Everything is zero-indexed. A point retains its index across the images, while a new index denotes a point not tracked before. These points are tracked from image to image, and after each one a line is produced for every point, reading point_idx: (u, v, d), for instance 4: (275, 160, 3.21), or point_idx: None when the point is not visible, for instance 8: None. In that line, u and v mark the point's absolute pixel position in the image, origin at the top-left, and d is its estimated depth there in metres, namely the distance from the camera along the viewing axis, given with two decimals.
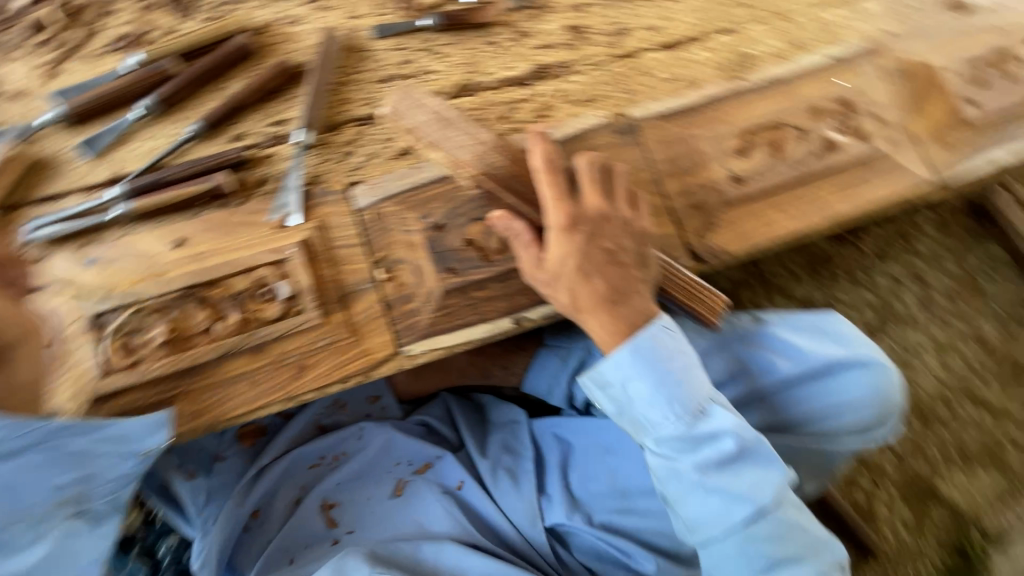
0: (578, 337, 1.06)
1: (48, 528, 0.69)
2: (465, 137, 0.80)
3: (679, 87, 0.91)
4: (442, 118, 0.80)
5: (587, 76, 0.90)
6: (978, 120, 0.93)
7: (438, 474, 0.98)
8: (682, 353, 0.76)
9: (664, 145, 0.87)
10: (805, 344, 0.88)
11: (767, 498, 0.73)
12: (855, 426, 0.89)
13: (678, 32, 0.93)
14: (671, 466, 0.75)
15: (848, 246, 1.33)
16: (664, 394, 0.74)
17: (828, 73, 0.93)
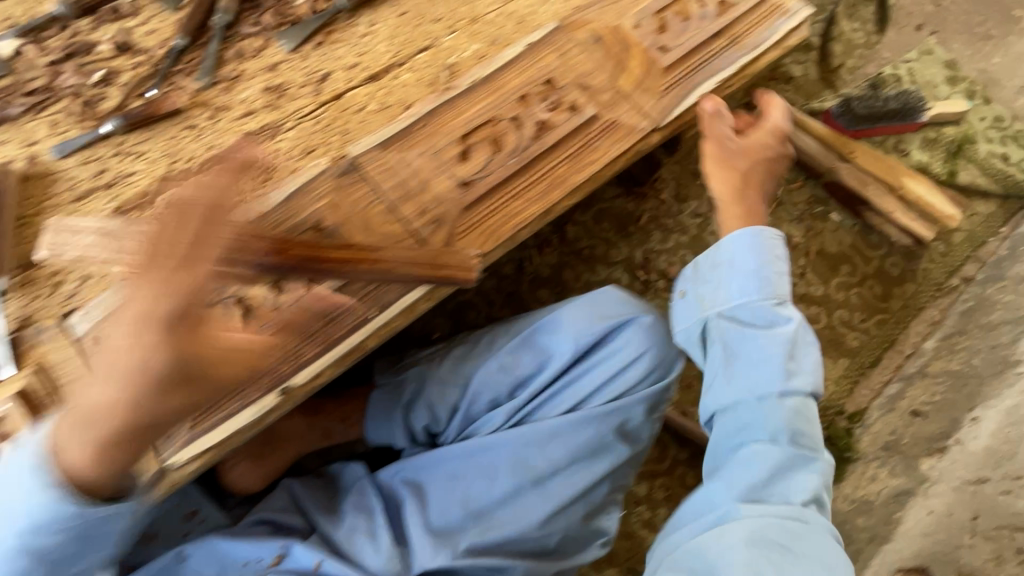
0: (406, 369, 1.15)
1: None
2: (135, 238, 0.71)
3: (393, 114, 0.92)
4: (103, 234, 0.71)
5: (297, 130, 0.89)
6: (674, 62, 1.00)
7: (293, 563, 0.94)
8: (784, 259, 0.92)
9: (388, 174, 0.88)
10: (581, 321, 1.06)
11: (781, 392, 0.85)
12: (643, 376, 1.03)
13: (377, 63, 0.95)
14: (752, 343, 0.87)
15: (649, 199, 1.39)
16: (761, 279, 0.89)
17: (529, 60, 0.98)
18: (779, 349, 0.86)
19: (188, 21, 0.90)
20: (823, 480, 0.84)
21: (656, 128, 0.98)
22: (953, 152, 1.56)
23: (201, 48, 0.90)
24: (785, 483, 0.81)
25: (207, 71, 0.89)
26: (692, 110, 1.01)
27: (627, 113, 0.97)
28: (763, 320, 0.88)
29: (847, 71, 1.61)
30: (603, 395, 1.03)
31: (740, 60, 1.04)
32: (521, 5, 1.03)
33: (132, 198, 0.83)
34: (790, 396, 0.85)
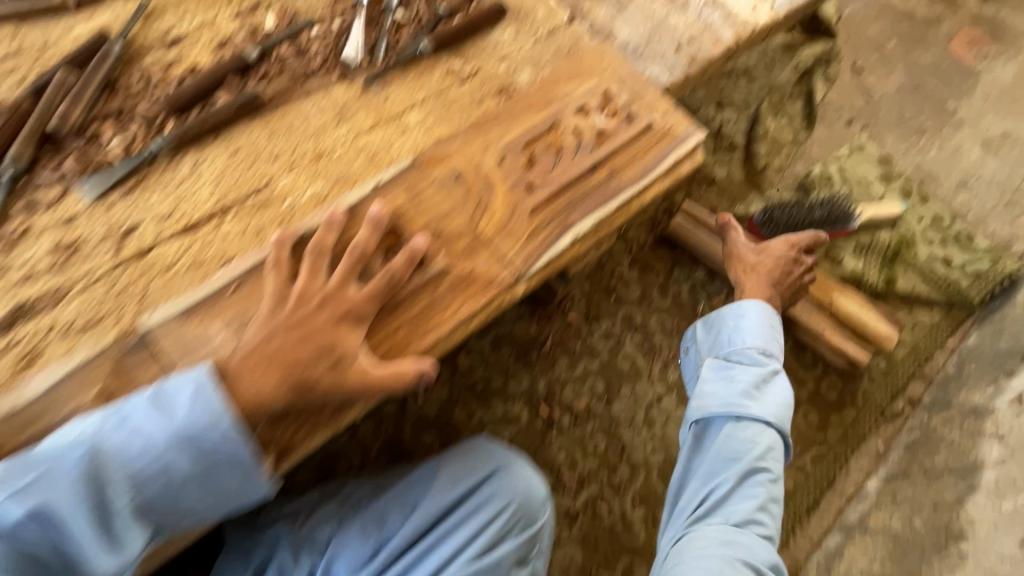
0: (260, 535, 0.95)
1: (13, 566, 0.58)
2: None
3: (206, 272, 0.79)
4: None
5: (85, 296, 0.76)
6: (543, 201, 0.90)
7: None
8: (771, 318, 1.09)
9: (181, 351, 0.73)
10: (449, 472, 0.95)
11: (729, 432, 0.97)
12: (512, 531, 0.92)
13: (195, 211, 0.83)
14: (728, 383, 1.02)
15: (556, 320, 1.26)
16: (768, 329, 1.08)
17: (375, 202, 0.86)
18: (737, 390, 1.01)
19: None
20: (768, 507, 0.92)
21: (522, 277, 0.86)
22: (890, 258, 1.45)
23: None
24: (730, 506, 0.91)
25: None
26: (566, 254, 0.90)
27: (487, 261, 0.86)
28: (752, 357, 1.04)
29: (773, 172, 1.55)
30: (468, 556, 0.88)
31: (621, 195, 0.94)
32: (375, 137, 0.93)
33: None
34: (737, 434, 0.96)
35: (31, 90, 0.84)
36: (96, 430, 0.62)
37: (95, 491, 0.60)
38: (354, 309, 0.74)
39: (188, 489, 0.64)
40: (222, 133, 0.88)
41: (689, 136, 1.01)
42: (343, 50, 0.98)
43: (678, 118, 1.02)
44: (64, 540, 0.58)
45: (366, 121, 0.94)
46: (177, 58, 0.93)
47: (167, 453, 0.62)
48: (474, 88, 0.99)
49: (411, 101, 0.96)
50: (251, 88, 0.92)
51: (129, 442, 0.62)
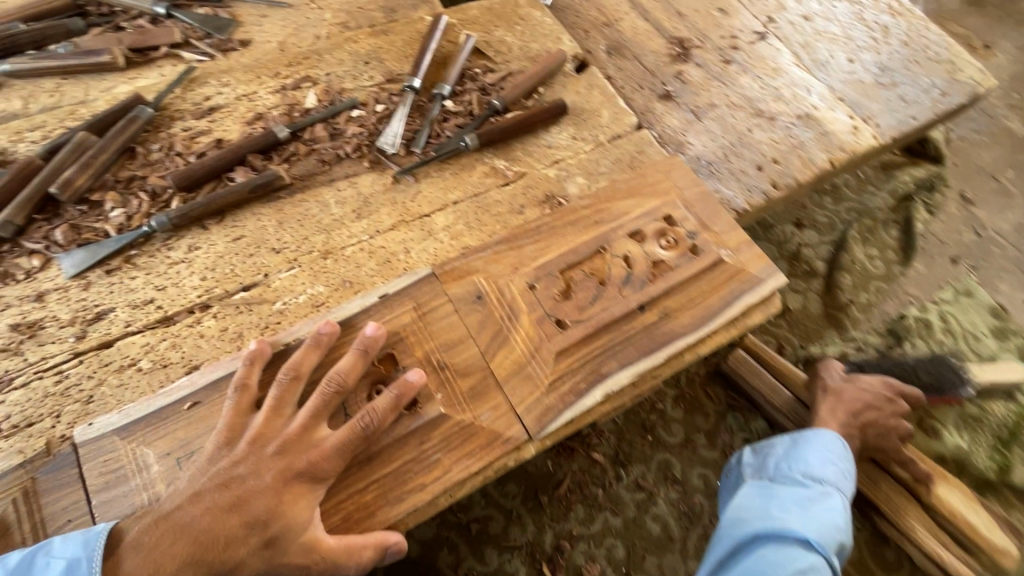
0: None
1: None
2: None
3: (167, 378, 0.68)
4: None
5: (27, 390, 0.66)
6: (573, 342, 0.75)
7: None
8: (843, 447, 0.89)
9: (108, 481, 0.61)
10: None
11: (757, 558, 0.76)
12: None
13: (177, 302, 0.73)
14: (766, 505, 0.82)
15: (576, 457, 1.07)
16: (832, 454, 0.87)
17: (374, 319, 0.73)
18: (775, 513, 0.80)
19: None
20: None
21: (529, 439, 0.71)
22: (1005, 439, 1.17)
23: None
24: None
25: None
26: (590, 411, 0.74)
27: (493, 410, 0.71)
28: (801, 479, 0.84)
29: (858, 309, 1.33)
30: None
31: (671, 345, 0.77)
32: (394, 239, 0.81)
33: None
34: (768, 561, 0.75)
35: (45, 150, 0.79)
36: None
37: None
38: (314, 465, 0.60)
39: None
40: (228, 215, 0.79)
41: (764, 280, 0.84)
42: (379, 139, 0.87)
43: (752, 255, 0.85)
44: None
45: (387, 218, 0.83)
46: (203, 129, 0.86)
47: None
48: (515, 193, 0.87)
49: (442, 202, 0.85)
50: (272, 167, 0.83)
51: None
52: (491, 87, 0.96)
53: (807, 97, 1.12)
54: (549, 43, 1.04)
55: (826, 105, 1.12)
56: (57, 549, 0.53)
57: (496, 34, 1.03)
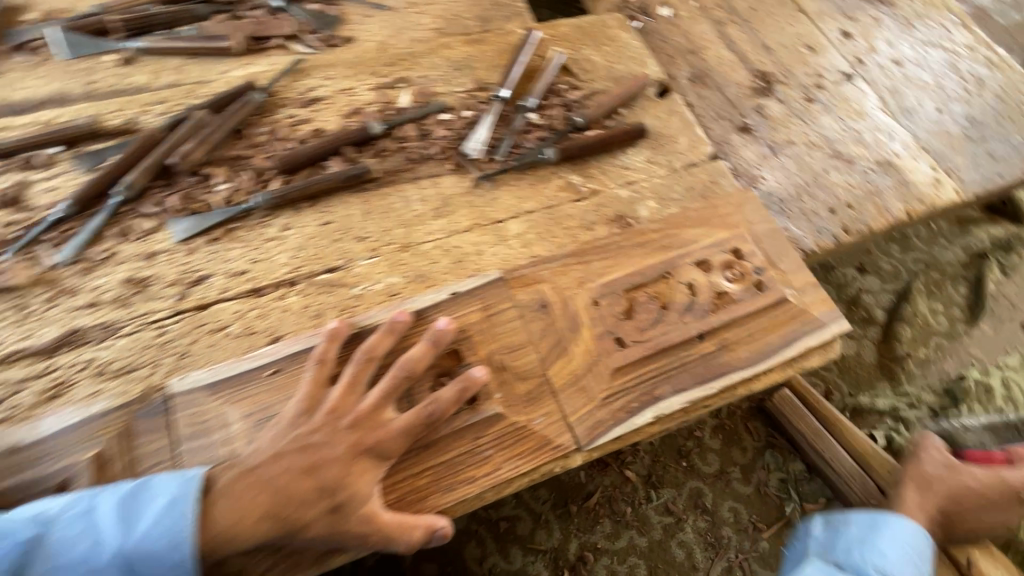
0: None
1: None
2: None
3: (252, 344, 0.74)
4: None
5: (131, 338, 0.73)
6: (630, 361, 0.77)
7: None
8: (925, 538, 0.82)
9: (197, 431, 0.67)
10: None
11: None
12: None
13: (268, 276, 0.79)
14: None
15: (608, 473, 1.09)
16: (910, 549, 0.81)
17: (444, 314, 0.77)
18: None
19: (86, 187, 0.80)
20: None
21: (577, 448, 0.73)
22: None
23: (84, 220, 0.80)
24: None
25: (74, 249, 0.77)
26: (639, 430, 0.76)
27: (546, 416, 0.73)
28: None
29: (915, 363, 1.28)
30: None
31: (725, 377, 0.78)
32: (469, 240, 0.85)
33: None
34: None
35: (168, 123, 0.87)
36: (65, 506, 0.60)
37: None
38: (380, 444, 0.64)
39: None
40: (320, 200, 0.85)
41: (826, 324, 0.84)
42: (464, 144, 0.92)
43: (817, 299, 0.85)
44: None
45: (463, 220, 0.87)
46: (305, 117, 0.92)
47: None
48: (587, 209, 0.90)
49: (516, 210, 0.88)
50: (365, 160, 0.89)
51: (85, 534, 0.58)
52: (574, 104, 0.99)
53: (889, 143, 1.10)
54: (634, 66, 1.06)
55: (908, 154, 1.10)
56: (157, 491, 0.59)
57: (583, 53, 1.06)
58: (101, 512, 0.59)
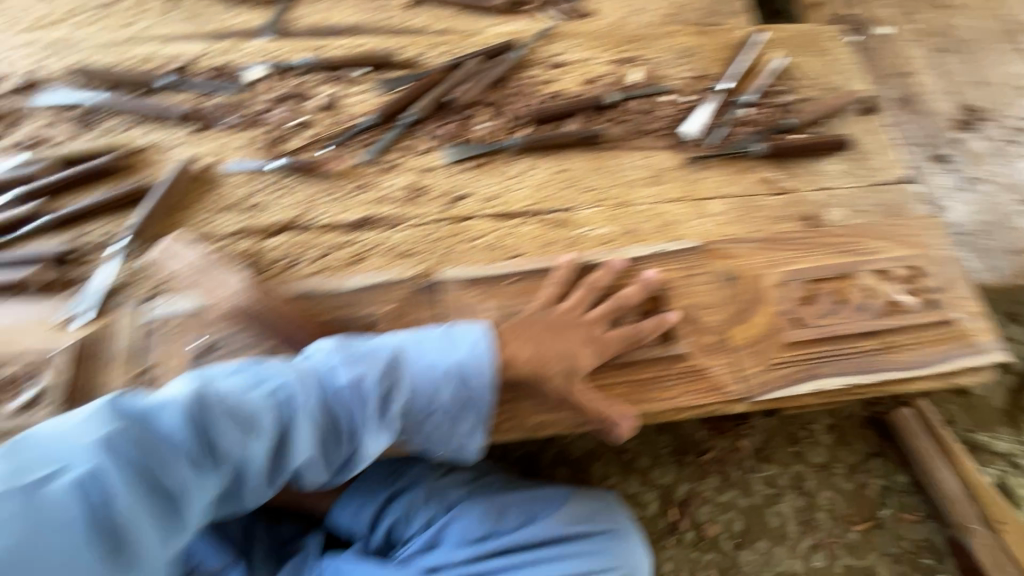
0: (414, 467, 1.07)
1: (302, 417, 0.73)
2: (217, 284, 0.83)
3: (497, 255, 0.93)
4: (201, 266, 0.83)
5: (411, 231, 0.95)
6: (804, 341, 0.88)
7: None
8: None
9: (458, 310, 0.88)
10: (575, 511, 1.00)
11: None
12: None
13: (512, 204, 0.98)
14: None
15: (725, 437, 1.22)
16: None
17: (651, 267, 0.94)
18: None
19: (387, 107, 1.02)
20: None
21: (743, 398, 0.87)
22: None
23: (382, 132, 1.01)
24: None
25: (375, 153, 0.99)
26: (797, 398, 0.89)
27: (722, 366, 0.87)
28: None
29: None
30: None
31: (883, 373, 0.89)
32: (675, 209, 0.99)
33: (256, 225, 0.93)
34: None
35: (449, 66, 1.06)
36: (399, 338, 0.80)
37: (385, 393, 0.76)
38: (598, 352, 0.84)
39: (435, 413, 0.80)
40: (558, 151, 1.02)
41: (988, 351, 0.91)
42: (683, 126, 1.05)
43: (984, 327, 0.93)
44: (353, 409, 0.76)
45: (672, 191, 1.01)
46: (551, 79, 1.08)
47: (442, 378, 0.79)
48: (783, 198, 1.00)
49: (719, 192, 1.01)
50: (598, 124, 1.04)
51: (421, 356, 0.79)
52: (784, 107, 1.09)
53: None
54: (846, 80, 1.13)
55: None
56: (464, 330, 0.81)
57: (800, 60, 1.14)
58: (429, 341, 0.80)
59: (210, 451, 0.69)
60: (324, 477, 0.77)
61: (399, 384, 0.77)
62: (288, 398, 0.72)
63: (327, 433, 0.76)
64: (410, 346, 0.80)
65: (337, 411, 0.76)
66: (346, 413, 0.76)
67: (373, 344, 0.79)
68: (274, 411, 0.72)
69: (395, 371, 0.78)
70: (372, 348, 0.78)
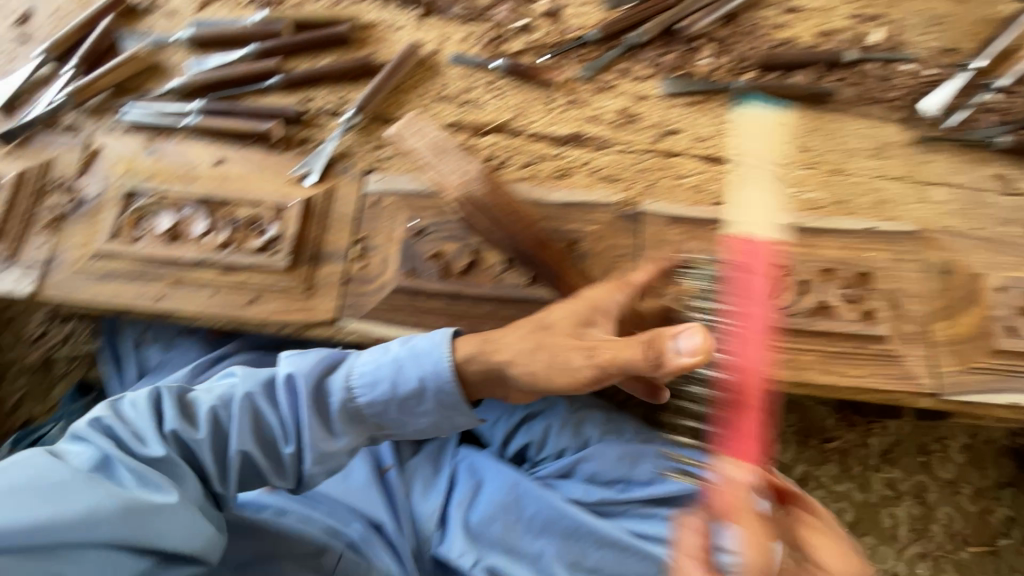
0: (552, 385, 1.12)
1: (240, 416, 0.77)
2: (455, 166, 0.79)
3: (700, 197, 0.91)
4: (438, 147, 0.80)
5: (617, 156, 0.93)
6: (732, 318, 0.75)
7: (376, 454, 1.09)
8: None
9: (657, 245, 0.87)
10: None
11: None
12: None
13: (722, 149, 0.94)
14: None
15: (855, 432, 1.19)
16: None
17: (861, 241, 0.89)
18: None
19: (611, 24, 0.98)
20: None
21: (933, 395, 0.83)
22: None
23: (601, 50, 0.98)
24: None
25: (592, 70, 0.97)
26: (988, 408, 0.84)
27: (917, 357, 0.84)
28: None
29: None
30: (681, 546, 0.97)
31: None
32: (894, 188, 0.93)
33: (469, 122, 0.95)
34: None
35: None
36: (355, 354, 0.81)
37: (326, 396, 0.78)
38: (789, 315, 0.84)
39: (393, 411, 0.78)
40: (777, 103, 0.97)
41: None
42: (920, 100, 0.96)
43: None
44: (301, 412, 0.77)
45: (894, 169, 0.94)
46: (784, 24, 1.01)
47: (389, 373, 0.77)
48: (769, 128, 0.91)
49: (946, 179, 0.93)
50: (827, 82, 0.97)
51: (368, 360, 0.78)
52: None
53: None
54: None
55: None
56: (412, 339, 0.80)
57: None
58: (370, 347, 0.80)
59: (171, 436, 0.75)
60: (281, 481, 0.79)
61: (344, 383, 0.77)
62: (231, 394, 0.78)
63: (271, 439, 0.79)
64: (360, 357, 0.79)
65: (277, 412, 0.79)
66: (287, 413, 0.77)
67: (319, 354, 0.80)
68: (222, 411, 0.77)
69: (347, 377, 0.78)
70: (318, 356, 0.80)
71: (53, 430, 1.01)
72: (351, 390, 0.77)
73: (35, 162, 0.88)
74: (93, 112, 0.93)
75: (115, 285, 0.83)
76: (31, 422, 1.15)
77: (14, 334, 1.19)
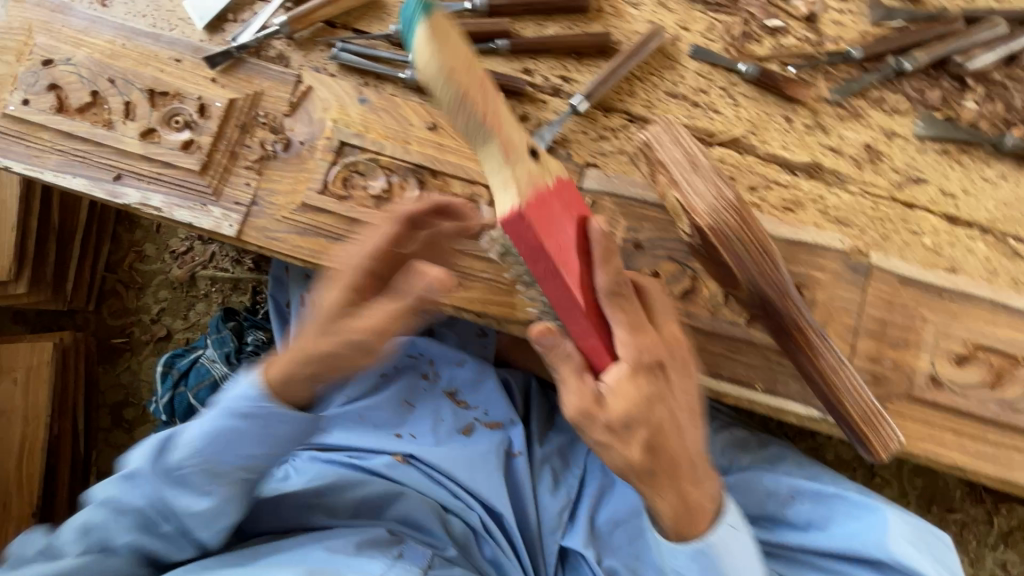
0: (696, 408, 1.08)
1: (109, 518, 0.72)
2: (707, 185, 0.72)
3: (936, 261, 0.83)
4: (692, 161, 0.73)
5: (854, 198, 0.85)
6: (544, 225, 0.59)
7: (506, 436, 1.05)
8: None
9: (885, 305, 0.80)
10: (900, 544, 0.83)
11: None
12: None
13: (969, 211, 0.85)
14: None
15: (981, 511, 1.15)
16: None
17: None
18: None
19: (875, 44, 0.87)
20: None
21: None
22: None
23: (858, 71, 0.88)
24: None
25: (844, 92, 0.87)
26: None
27: None
28: None
29: None
30: None
31: None
32: None
33: (698, 128, 0.86)
34: None
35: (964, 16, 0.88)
36: (178, 433, 0.72)
37: (171, 473, 0.70)
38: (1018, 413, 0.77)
39: (258, 449, 0.70)
40: None
41: None
42: None
43: None
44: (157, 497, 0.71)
45: None
46: None
47: (225, 424, 0.69)
48: (461, 47, 0.53)
49: None
50: None
51: (195, 427, 0.71)
52: None
53: None
54: None
55: None
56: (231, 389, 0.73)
57: None
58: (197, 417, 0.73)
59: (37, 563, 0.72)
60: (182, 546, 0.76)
61: (188, 458, 0.69)
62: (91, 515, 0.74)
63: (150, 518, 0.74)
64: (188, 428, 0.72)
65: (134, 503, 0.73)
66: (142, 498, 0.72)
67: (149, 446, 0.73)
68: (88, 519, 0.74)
69: (182, 445, 0.69)
70: (147, 447, 0.73)
71: (208, 356, 1.01)
72: (196, 458, 0.69)
73: (243, 91, 0.83)
74: (303, 45, 0.86)
75: (317, 241, 0.79)
76: (171, 337, 1.16)
77: (159, 245, 1.18)
